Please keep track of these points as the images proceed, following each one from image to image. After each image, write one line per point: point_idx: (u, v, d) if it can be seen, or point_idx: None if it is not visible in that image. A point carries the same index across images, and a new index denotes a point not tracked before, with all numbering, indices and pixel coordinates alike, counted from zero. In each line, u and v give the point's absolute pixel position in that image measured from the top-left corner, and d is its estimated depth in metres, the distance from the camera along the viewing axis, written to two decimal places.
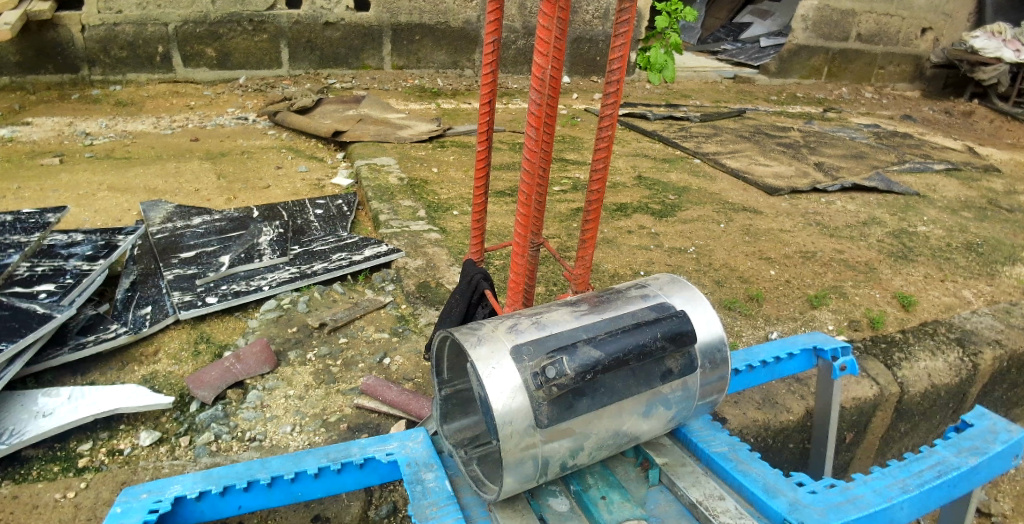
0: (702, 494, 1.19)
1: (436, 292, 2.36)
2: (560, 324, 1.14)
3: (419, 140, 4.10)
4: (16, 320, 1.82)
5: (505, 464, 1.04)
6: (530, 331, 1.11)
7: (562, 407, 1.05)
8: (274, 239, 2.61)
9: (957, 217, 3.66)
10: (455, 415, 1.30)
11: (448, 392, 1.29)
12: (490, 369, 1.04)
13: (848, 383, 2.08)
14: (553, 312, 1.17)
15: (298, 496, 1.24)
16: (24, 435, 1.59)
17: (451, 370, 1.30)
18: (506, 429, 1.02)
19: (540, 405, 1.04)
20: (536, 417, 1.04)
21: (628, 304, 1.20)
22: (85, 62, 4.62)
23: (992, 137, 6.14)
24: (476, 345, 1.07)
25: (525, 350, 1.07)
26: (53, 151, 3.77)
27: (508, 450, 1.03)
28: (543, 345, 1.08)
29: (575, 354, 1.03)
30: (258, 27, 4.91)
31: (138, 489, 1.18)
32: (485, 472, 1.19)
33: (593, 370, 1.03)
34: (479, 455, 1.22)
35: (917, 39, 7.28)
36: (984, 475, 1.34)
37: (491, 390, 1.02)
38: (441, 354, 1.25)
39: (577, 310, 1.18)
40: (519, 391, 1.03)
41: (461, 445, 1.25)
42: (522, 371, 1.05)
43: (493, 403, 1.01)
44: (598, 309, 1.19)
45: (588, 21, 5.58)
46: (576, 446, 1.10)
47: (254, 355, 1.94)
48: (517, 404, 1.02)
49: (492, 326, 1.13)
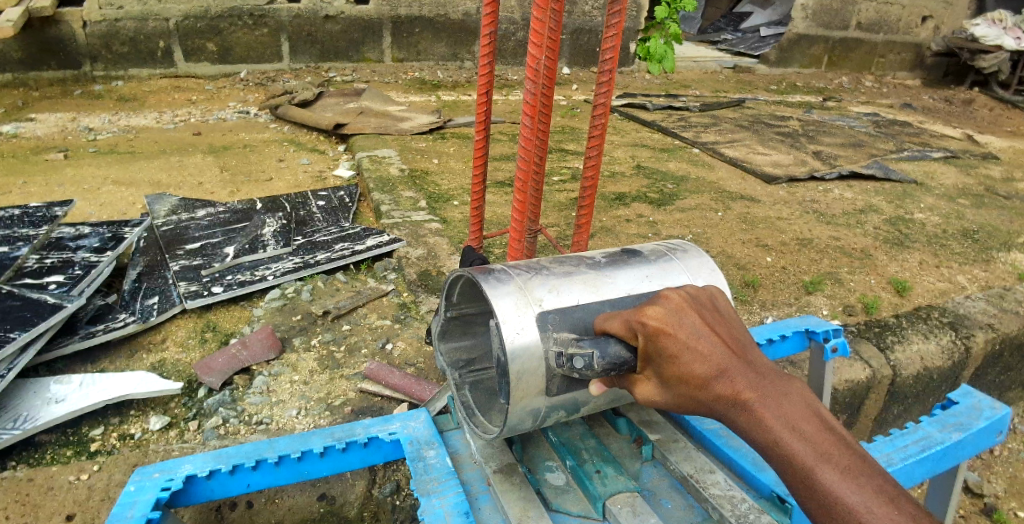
0: (693, 468, 1.21)
1: (437, 280, 2.40)
2: (581, 289, 1.12)
3: (420, 132, 4.13)
4: (28, 310, 1.88)
5: (507, 420, 1.11)
6: (558, 295, 1.10)
7: (571, 379, 1.10)
8: (278, 230, 2.65)
9: (955, 204, 3.70)
10: (454, 334, 1.40)
11: (453, 314, 1.35)
12: (515, 333, 1.05)
13: (841, 366, 2.12)
14: (577, 274, 1.15)
15: (305, 474, 1.29)
16: (37, 420, 1.64)
17: (462, 295, 1.33)
18: (518, 392, 1.07)
19: (552, 376, 1.08)
20: (547, 384, 1.09)
21: (641, 269, 1.20)
22: (88, 58, 4.66)
23: (993, 124, 6.15)
24: (504, 305, 1.06)
25: (551, 319, 1.07)
26: (57, 147, 3.82)
27: (515, 410, 1.10)
28: (569, 316, 1.09)
29: (606, 349, 0.98)
30: (259, 21, 4.95)
31: (151, 468, 1.23)
32: (475, 399, 1.28)
33: (622, 368, 0.98)
34: (472, 381, 1.32)
35: (917, 27, 7.27)
36: (969, 449, 1.39)
37: (514, 355, 1.04)
38: (454, 286, 1.27)
39: (601, 272, 1.17)
40: (537, 359, 1.06)
41: (456, 365, 1.34)
42: (545, 341, 1.06)
43: (512, 371, 1.04)
44: (618, 274, 1.17)
45: (587, 12, 5.61)
46: (575, 409, 1.17)
47: (259, 341, 1.99)
48: (532, 373, 1.06)
49: (518, 281, 1.11)
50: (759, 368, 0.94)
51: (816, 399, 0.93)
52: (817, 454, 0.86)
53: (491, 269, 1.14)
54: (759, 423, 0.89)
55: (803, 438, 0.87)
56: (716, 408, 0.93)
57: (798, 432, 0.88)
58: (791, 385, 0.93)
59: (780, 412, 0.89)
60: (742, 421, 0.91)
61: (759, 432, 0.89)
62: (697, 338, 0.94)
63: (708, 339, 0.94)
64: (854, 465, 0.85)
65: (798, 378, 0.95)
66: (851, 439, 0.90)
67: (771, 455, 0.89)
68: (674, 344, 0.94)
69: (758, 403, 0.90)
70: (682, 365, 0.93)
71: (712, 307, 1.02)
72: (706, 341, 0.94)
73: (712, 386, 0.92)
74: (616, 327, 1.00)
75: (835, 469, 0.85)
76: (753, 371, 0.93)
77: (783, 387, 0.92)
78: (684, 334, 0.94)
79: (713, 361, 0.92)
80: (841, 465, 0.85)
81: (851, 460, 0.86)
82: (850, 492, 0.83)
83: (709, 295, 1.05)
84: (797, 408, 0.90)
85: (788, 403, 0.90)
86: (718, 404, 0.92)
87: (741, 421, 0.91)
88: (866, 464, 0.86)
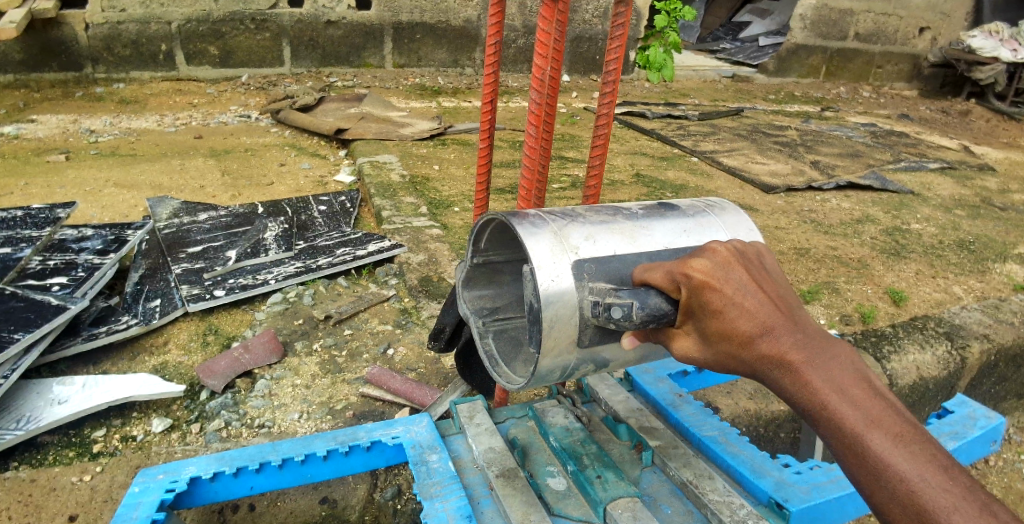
0: (693, 474, 1.22)
1: (438, 285, 2.42)
2: (618, 238, 1.06)
3: (421, 138, 4.15)
4: (31, 311, 1.89)
5: (535, 373, 1.04)
6: (594, 244, 1.03)
7: (606, 330, 1.02)
8: (280, 234, 2.67)
9: (951, 215, 3.73)
10: (479, 282, 1.34)
11: (480, 261, 1.30)
12: (550, 281, 0.97)
13: None
14: (613, 223, 1.08)
15: (308, 477, 1.30)
16: (40, 421, 1.65)
17: (490, 241, 1.29)
18: (550, 342, 0.99)
19: (585, 327, 1.01)
20: (579, 336, 1.02)
21: (678, 224, 1.13)
22: (90, 60, 4.68)
23: (989, 136, 6.20)
24: (539, 250, 0.99)
25: (587, 268, 1.00)
26: (58, 149, 3.83)
27: (544, 362, 1.03)
28: (606, 266, 1.02)
29: (648, 301, 0.90)
30: (261, 25, 4.97)
31: (155, 469, 1.23)
32: (499, 348, 1.24)
33: (661, 321, 0.91)
34: (497, 329, 1.28)
35: (914, 39, 7.33)
36: (963, 458, 1.40)
37: (548, 302, 0.97)
38: (483, 229, 1.22)
39: (637, 224, 1.10)
40: (572, 308, 0.99)
41: (480, 313, 1.31)
42: (580, 290, 0.99)
43: (545, 319, 0.97)
44: (655, 226, 1.11)
45: (588, 20, 5.66)
46: (603, 364, 1.11)
47: (261, 345, 2.00)
48: (565, 323, 0.99)
49: (552, 227, 1.05)
50: (807, 327, 0.86)
51: (864, 363, 0.86)
52: (867, 420, 0.80)
53: (524, 214, 1.08)
54: (804, 386, 0.83)
55: (853, 404, 0.81)
56: (758, 368, 0.86)
57: (849, 396, 0.81)
58: (839, 346, 0.86)
59: (830, 375, 0.82)
60: (786, 382, 0.84)
61: (805, 395, 0.83)
62: (745, 293, 0.85)
63: (755, 294, 0.86)
64: (907, 432, 0.79)
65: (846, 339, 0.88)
66: (900, 404, 0.84)
67: (816, 420, 0.83)
68: (719, 299, 0.85)
69: (806, 365, 0.83)
70: (726, 322, 0.85)
71: (759, 258, 0.93)
72: (753, 297, 0.85)
73: (757, 345, 0.84)
74: (657, 278, 0.92)
75: (888, 436, 0.79)
76: (801, 330, 0.85)
77: (832, 348, 0.85)
78: (730, 289, 0.85)
79: (761, 319, 0.84)
80: (894, 432, 0.79)
81: (903, 427, 0.80)
82: (903, 460, 0.77)
83: (755, 246, 0.96)
84: (846, 372, 0.83)
85: (837, 366, 0.83)
86: (761, 364, 0.85)
87: (784, 383, 0.84)
88: (919, 432, 0.80)
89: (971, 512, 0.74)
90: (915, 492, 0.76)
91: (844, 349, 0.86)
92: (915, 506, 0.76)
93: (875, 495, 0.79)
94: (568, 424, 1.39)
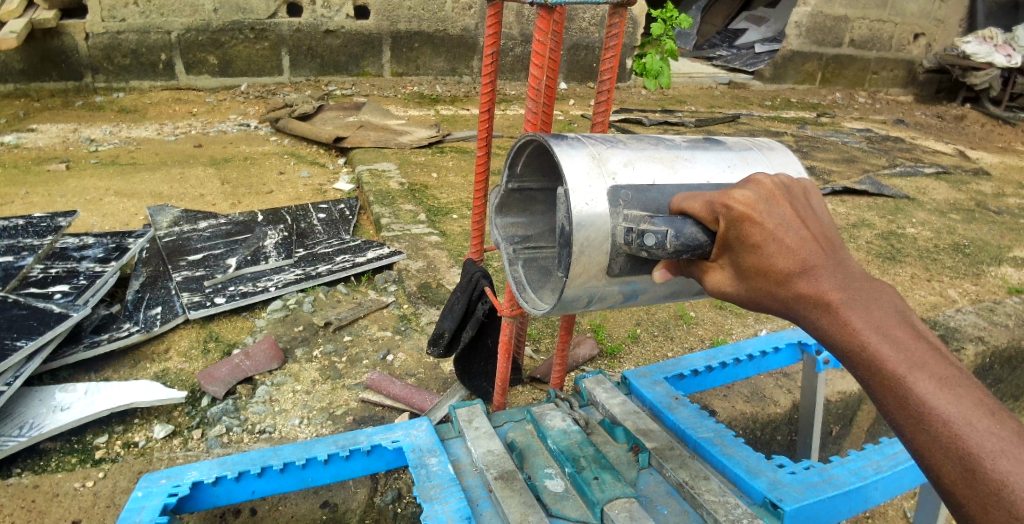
0: (688, 476, 1.24)
1: (437, 292, 2.44)
2: (658, 166, 0.98)
3: (419, 146, 4.18)
4: (34, 319, 1.90)
5: (562, 298, 0.99)
6: (632, 171, 0.96)
7: (639, 259, 0.95)
8: (279, 242, 2.69)
9: (946, 219, 3.76)
10: (513, 209, 1.31)
11: (515, 186, 1.27)
12: (584, 204, 0.91)
13: (833, 378, 2.15)
14: (653, 151, 1.01)
15: (309, 481, 1.32)
16: (43, 428, 1.67)
17: (526, 166, 1.25)
18: (579, 267, 0.93)
19: (617, 255, 0.94)
20: (609, 264, 0.95)
21: (724, 158, 1.05)
22: (89, 69, 4.71)
23: (984, 141, 6.24)
24: (575, 174, 0.93)
25: (624, 195, 0.93)
26: (58, 158, 3.85)
27: (571, 288, 0.97)
28: (644, 194, 0.94)
29: (683, 230, 0.82)
30: (260, 35, 5.01)
31: (158, 474, 1.24)
32: (527, 276, 1.22)
33: (694, 253, 0.83)
34: (527, 257, 1.26)
35: (909, 45, 7.39)
36: None
37: (580, 226, 0.91)
38: (522, 152, 1.19)
39: (680, 154, 1.03)
40: (604, 233, 0.92)
41: (511, 241, 1.28)
42: (615, 216, 0.92)
43: (576, 242, 0.91)
44: (698, 157, 1.03)
45: (585, 28, 5.71)
46: (633, 297, 1.04)
47: (262, 352, 2.01)
48: (597, 250, 0.93)
49: (591, 149, 0.98)
50: (851, 267, 0.79)
51: (908, 306, 0.79)
52: (911, 362, 0.73)
53: (562, 136, 1.02)
54: (843, 325, 0.76)
55: (895, 344, 0.74)
56: (793, 308, 0.79)
57: (891, 337, 0.74)
58: (883, 286, 0.79)
59: (871, 315, 0.76)
60: (823, 322, 0.77)
61: (843, 335, 0.76)
62: (786, 228, 0.79)
63: (798, 229, 0.79)
64: (953, 375, 0.72)
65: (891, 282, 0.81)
66: (945, 348, 0.76)
67: (853, 361, 0.76)
68: (757, 234, 0.79)
69: (846, 304, 0.77)
70: (763, 258, 0.78)
71: (807, 194, 0.86)
72: (796, 233, 0.79)
73: (795, 284, 0.78)
74: (695, 207, 0.84)
75: (933, 379, 0.72)
76: (844, 268, 0.79)
77: (875, 289, 0.78)
78: (771, 223, 0.79)
79: (801, 256, 0.78)
80: (939, 375, 0.72)
81: (950, 371, 0.73)
82: (948, 403, 0.70)
83: (806, 182, 0.88)
84: (889, 312, 0.76)
85: (879, 306, 0.77)
86: (797, 303, 0.79)
87: (821, 324, 0.78)
88: (965, 376, 0.73)
89: (1022, 457, 0.67)
90: (958, 435, 0.69)
91: (887, 290, 0.79)
92: (959, 451, 0.69)
93: (915, 438, 0.72)
94: (565, 427, 1.40)
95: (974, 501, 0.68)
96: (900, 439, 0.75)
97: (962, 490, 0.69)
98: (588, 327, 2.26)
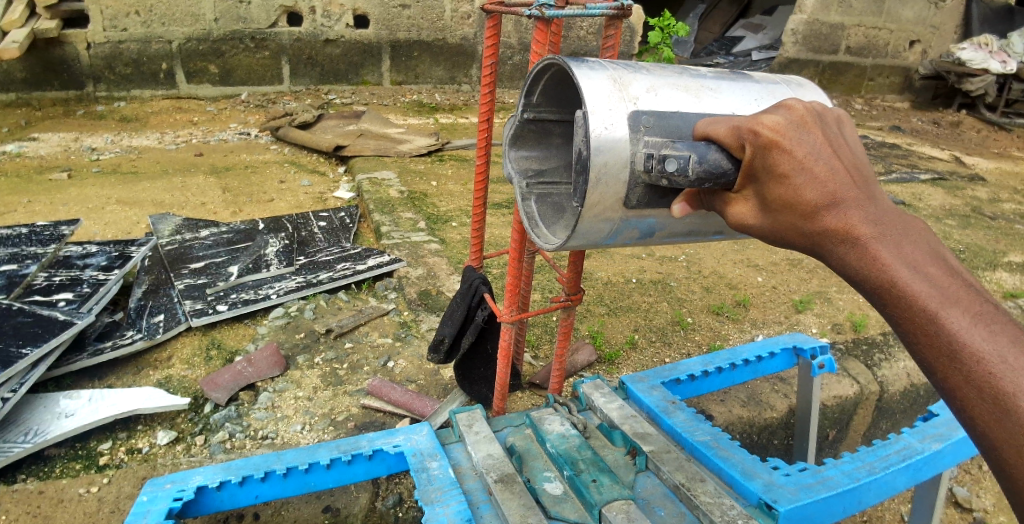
0: (684, 478, 1.27)
1: (437, 299, 2.46)
2: (681, 93, 1.00)
3: (419, 155, 4.22)
4: (39, 326, 1.93)
5: (576, 230, 1.00)
6: (655, 98, 0.97)
7: (658, 192, 0.96)
8: (281, 249, 2.72)
9: (942, 224, 3.79)
10: (528, 141, 1.32)
11: (530, 117, 1.27)
12: (603, 128, 0.92)
13: (829, 382, 2.18)
14: (677, 79, 1.02)
15: (311, 486, 1.34)
16: (47, 434, 1.69)
17: (543, 95, 1.25)
18: (595, 197, 0.94)
19: (635, 185, 0.94)
20: (626, 195, 0.95)
21: (751, 91, 1.07)
22: (91, 78, 4.75)
23: (980, 147, 6.29)
24: (596, 97, 0.94)
25: (644, 120, 0.94)
26: (60, 167, 3.88)
27: (586, 218, 0.98)
28: (666, 120, 0.95)
29: (706, 155, 0.81)
30: (260, 44, 5.05)
31: (163, 479, 1.26)
32: (540, 211, 1.23)
33: (717, 183, 0.81)
34: (540, 193, 1.27)
35: (905, 51, 7.45)
36: (949, 459, 1.43)
37: (598, 150, 0.91)
38: (540, 78, 1.19)
39: (705, 83, 1.04)
40: (623, 160, 0.93)
41: (525, 174, 1.29)
42: (634, 143, 0.93)
43: (594, 168, 0.91)
44: (724, 88, 1.05)
45: (583, 36, 5.76)
46: (649, 233, 1.04)
47: (265, 358, 2.03)
48: (614, 177, 0.93)
49: (613, 74, 0.99)
50: (884, 200, 0.75)
51: (942, 244, 0.75)
52: (944, 298, 0.69)
53: (584, 60, 1.03)
54: (871, 260, 0.72)
55: (928, 280, 0.70)
56: (820, 243, 0.75)
57: (924, 272, 0.70)
58: (915, 222, 0.75)
59: (903, 250, 0.72)
60: (850, 257, 0.73)
61: (873, 271, 0.72)
62: (816, 156, 0.75)
63: (828, 159, 0.75)
64: (989, 312, 0.68)
65: (922, 220, 0.77)
66: (979, 287, 0.73)
67: (882, 299, 0.72)
68: (785, 163, 0.75)
69: (877, 238, 0.73)
70: (791, 189, 0.75)
71: (839, 123, 0.81)
72: (826, 162, 0.75)
73: (821, 217, 0.74)
74: (721, 132, 0.82)
75: (967, 315, 0.68)
76: (877, 200, 0.74)
77: (906, 223, 0.74)
78: (801, 150, 0.75)
79: (831, 187, 0.74)
80: (974, 311, 0.68)
81: (986, 308, 0.69)
82: (983, 340, 0.66)
83: (838, 111, 0.84)
84: (922, 247, 0.72)
85: (913, 240, 0.73)
86: (825, 238, 0.75)
87: (849, 260, 0.74)
88: (1003, 314, 0.69)
89: None
90: (994, 375, 0.65)
91: (918, 225, 0.75)
92: (993, 392, 0.65)
93: (948, 379, 0.68)
94: (564, 431, 1.42)
95: (1010, 445, 0.65)
96: (930, 381, 0.71)
97: (997, 434, 0.65)
98: (586, 333, 2.28)
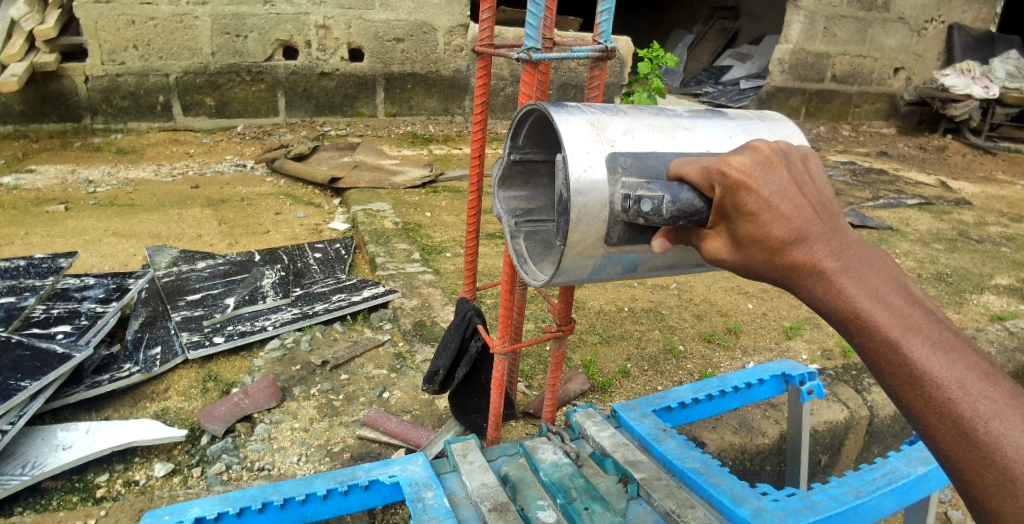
0: (675, 504, 1.28)
1: (432, 329, 2.49)
2: (656, 134, 1.05)
3: (413, 186, 4.28)
4: (37, 359, 1.94)
5: (560, 267, 1.04)
6: (631, 140, 1.02)
7: (637, 228, 1.00)
8: (276, 281, 2.75)
9: (929, 249, 3.86)
10: (515, 181, 1.36)
11: (516, 159, 1.32)
12: (581, 170, 0.96)
13: (819, 407, 2.20)
14: (653, 120, 1.08)
15: (308, 516, 1.35)
16: (45, 466, 1.69)
17: (528, 138, 1.30)
18: (576, 236, 0.98)
19: (615, 223, 0.99)
20: (607, 232, 1.00)
21: (725, 128, 1.13)
22: (88, 111, 4.81)
23: (965, 171, 6.41)
24: (575, 140, 0.98)
25: (621, 161, 0.99)
26: (57, 199, 3.91)
27: (570, 255, 1.02)
28: (642, 160, 1.00)
29: (679, 194, 0.85)
30: (256, 77, 5.14)
31: (161, 511, 1.27)
32: (529, 248, 1.28)
33: (690, 220, 0.85)
34: (528, 230, 1.31)
35: (889, 79, 7.63)
36: (935, 482, 1.45)
37: (578, 192, 0.96)
38: (524, 122, 1.24)
39: (680, 123, 1.10)
40: (602, 200, 0.97)
41: (513, 212, 1.33)
42: (613, 183, 0.97)
43: (575, 208, 0.96)
44: (699, 126, 1.10)
45: (573, 68, 5.89)
46: (632, 268, 1.08)
47: (261, 390, 2.05)
48: (595, 216, 0.98)
49: (591, 117, 1.04)
50: (847, 233, 0.79)
51: (904, 272, 0.79)
52: (906, 327, 0.73)
53: (563, 105, 1.08)
54: (836, 293, 0.76)
55: (891, 310, 0.74)
56: (789, 276, 0.79)
57: (887, 303, 0.75)
58: (877, 252, 0.80)
59: (867, 283, 0.76)
60: (817, 289, 0.78)
61: (839, 302, 0.76)
62: (782, 195, 0.79)
63: (794, 197, 0.79)
64: (947, 339, 0.73)
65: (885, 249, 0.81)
66: (940, 313, 0.77)
67: (849, 329, 0.76)
68: (753, 202, 0.79)
69: (842, 271, 0.77)
70: (759, 226, 0.79)
71: (804, 159, 0.86)
72: (792, 200, 0.79)
73: (789, 252, 0.78)
74: (693, 172, 0.87)
75: (927, 343, 0.72)
76: (841, 234, 0.79)
77: (869, 254, 0.79)
78: (767, 190, 0.79)
79: (798, 224, 0.78)
80: (934, 339, 0.72)
81: (945, 336, 0.73)
82: (941, 368, 0.71)
83: (804, 147, 0.89)
84: (884, 278, 0.77)
85: (875, 271, 0.77)
86: (794, 271, 0.79)
87: (817, 292, 0.78)
88: (961, 340, 0.73)
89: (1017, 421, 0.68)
90: (952, 400, 0.70)
91: (880, 255, 0.79)
92: (951, 416, 0.70)
93: (911, 405, 0.73)
94: (557, 459, 1.44)
95: (969, 465, 0.69)
96: (896, 406, 0.75)
97: (956, 454, 0.70)
98: (579, 362, 2.31)
